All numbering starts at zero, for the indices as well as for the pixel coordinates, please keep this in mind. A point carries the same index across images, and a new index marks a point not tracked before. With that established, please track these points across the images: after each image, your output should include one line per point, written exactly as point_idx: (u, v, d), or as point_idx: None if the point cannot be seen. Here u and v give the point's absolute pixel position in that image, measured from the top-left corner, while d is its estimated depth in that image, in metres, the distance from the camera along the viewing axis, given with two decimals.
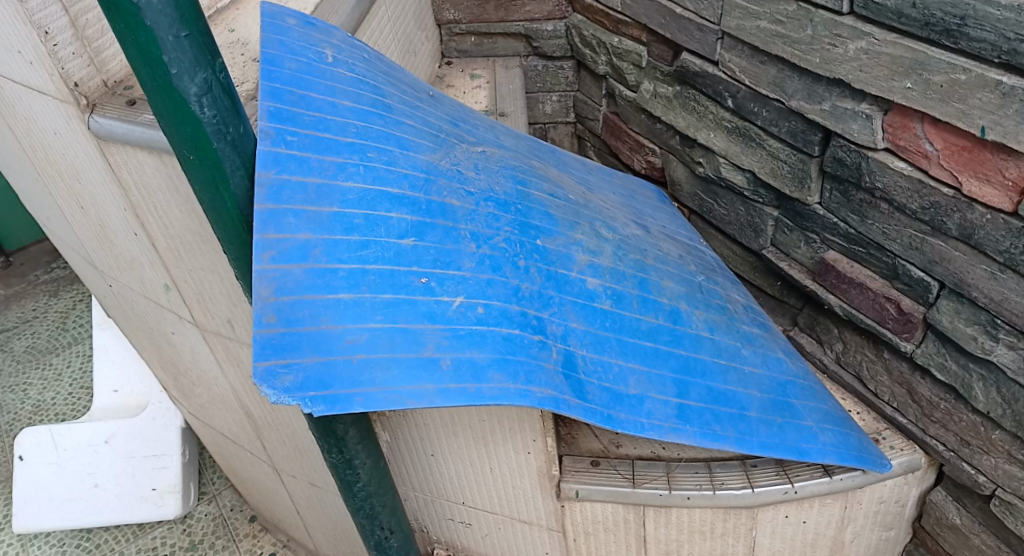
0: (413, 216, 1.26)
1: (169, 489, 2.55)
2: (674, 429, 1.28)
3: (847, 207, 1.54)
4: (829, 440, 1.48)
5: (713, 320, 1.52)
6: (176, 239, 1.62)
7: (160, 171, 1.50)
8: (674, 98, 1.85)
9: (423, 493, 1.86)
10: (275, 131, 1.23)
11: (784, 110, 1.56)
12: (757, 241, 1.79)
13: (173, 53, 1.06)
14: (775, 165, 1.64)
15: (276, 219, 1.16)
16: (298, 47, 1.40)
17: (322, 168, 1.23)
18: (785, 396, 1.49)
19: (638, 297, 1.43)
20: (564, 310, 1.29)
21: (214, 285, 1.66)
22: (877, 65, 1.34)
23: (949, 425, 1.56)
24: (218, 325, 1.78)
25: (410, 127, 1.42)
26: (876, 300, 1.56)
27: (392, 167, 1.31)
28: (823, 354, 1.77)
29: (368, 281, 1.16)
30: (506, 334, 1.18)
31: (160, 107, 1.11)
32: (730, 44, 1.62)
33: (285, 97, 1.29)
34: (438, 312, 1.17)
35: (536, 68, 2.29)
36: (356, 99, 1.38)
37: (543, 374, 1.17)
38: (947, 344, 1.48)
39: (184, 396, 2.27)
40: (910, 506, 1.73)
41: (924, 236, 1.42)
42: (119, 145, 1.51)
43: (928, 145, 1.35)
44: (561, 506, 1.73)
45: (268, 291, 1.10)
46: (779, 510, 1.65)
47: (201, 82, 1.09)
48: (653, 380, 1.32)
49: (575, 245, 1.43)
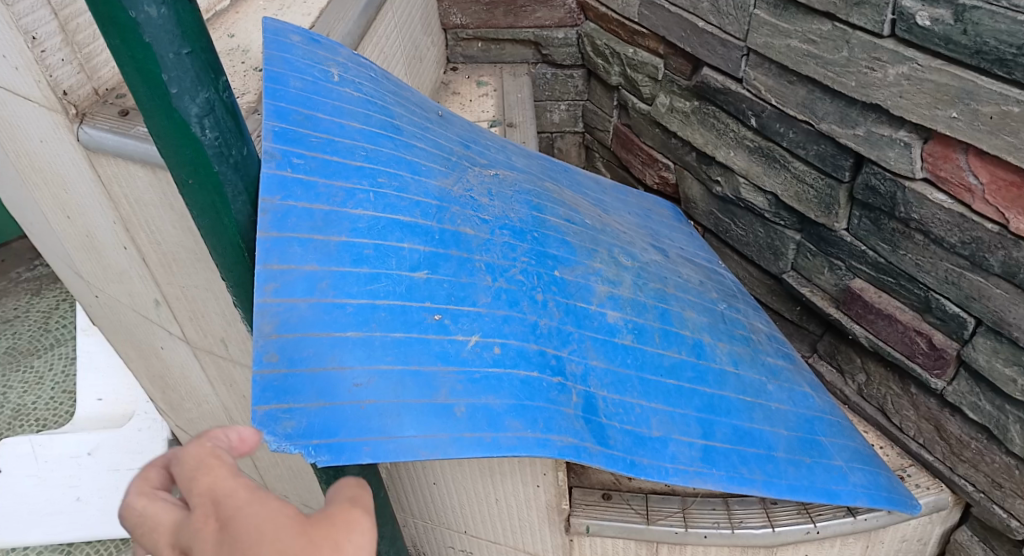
0: (425, 246, 1.17)
1: None
2: (699, 474, 1.21)
3: (877, 236, 1.48)
4: (858, 480, 1.41)
5: (736, 353, 1.43)
6: (169, 256, 1.53)
7: (154, 186, 1.41)
8: (692, 114, 1.78)
9: (424, 520, 1.78)
10: (280, 154, 1.14)
11: (812, 132, 1.49)
12: (777, 265, 1.73)
13: (174, 71, 0.97)
14: (800, 189, 1.58)
15: (281, 247, 1.08)
16: (302, 64, 1.29)
17: (330, 194, 1.14)
18: (812, 433, 1.42)
19: (660, 330, 1.34)
20: (584, 347, 1.21)
21: (209, 304, 1.57)
22: (919, 92, 1.26)
23: (980, 465, 1.51)
24: (210, 344, 1.69)
25: (422, 151, 1.31)
26: (905, 333, 1.50)
27: (403, 193, 1.21)
28: (844, 385, 1.72)
29: (377, 317, 1.08)
30: (523, 377, 1.11)
31: (157, 129, 1.02)
32: (755, 61, 1.55)
33: (290, 117, 1.19)
34: (451, 353, 1.09)
35: (544, 76, 2.20)
36: (364, 120, 1.28)
37: (562, 420, 1.10)
38: (981, 383, 1.44)
39: (172, 411, 2.17)
40: (932, 544, 1.69)
41: (961, 271, 1.36)
42: (110, 158, 1.41)
43: (971, 178, 1.28)
44: (570, 540, 1.65)
45: (270, 327, 1.03)
46: (798, 549, 1.59)
47: (203, 102, 1.01)
48: (676, 421, 1.25)
49: (594, 275, 1.32)
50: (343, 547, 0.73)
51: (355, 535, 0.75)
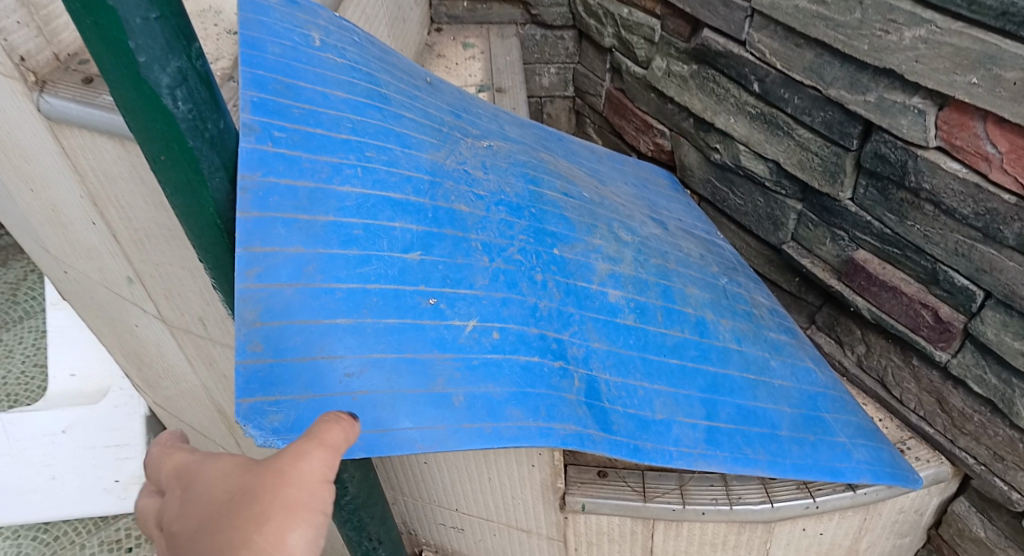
0: (417, 225, 1.10)
1: (134, 481, 2.25)
2: (703, 457, 1.15)
3: (884, 206, 1.42)
4: (863, 458, 1.32)
5: (739, 329, 1.36)
6: (141, 231, 1.44)
7: (123, 159, 1.32)
8: (690, 78, 1.71)
9: (413, 498, 1.73)
10: (260, 126, 1.05)
11: (819, 98, 1.43)
12: (776, 235, 1.68)
13: (141, 38, 0.89)
14: (804, 157, 1.51)
15: (263, 228, 0.99)
16: (281, 28, 1.20)
17: (315, 170, 1.06)
18: (815, 410, 1.34)
19: (663, 308, 1.27)
20: (585, 328, 1.15)
21: (185, 281, 1.49)
22: (937, 57, 1.21)
23: (981, 439, 1.46)
24: (188, 323, 1.61)
25: (412, 122, 1.23)
26: (910, 306, 1.45)
27: (393, 168, 1.14)
28: (843, 357, 1.66)
29: (368, 303, 1.01)
30: (524, 363, 1.05)
31: (125, 101, 0.93)
32: (760, 23, 1.48)
33: (270, 86, 1.10)
34: (448, 339, 1.03)
35: (533, 37, 2.11)
36: (350, 89, 1.19)
37: (565, 407, 1.04)
38: (988, 356, 1.39)
39: (148, 387, 2.08)
40: (928, 514, 1.64)
41: (973, 243, 1.31)
42: (74, 129, 1.32)
43: (989, 147, 1.23)
44: (564, 518, 1.60)
45: (253, 315, 0.96)
46: (796, 523, 1.54)
47: (174, 72, 0.92)
48: (679, 402, 1.18)
49: (594, 253, 1.26)
50: (288, 473, 0.72)
51: (304, 459, 0.74)
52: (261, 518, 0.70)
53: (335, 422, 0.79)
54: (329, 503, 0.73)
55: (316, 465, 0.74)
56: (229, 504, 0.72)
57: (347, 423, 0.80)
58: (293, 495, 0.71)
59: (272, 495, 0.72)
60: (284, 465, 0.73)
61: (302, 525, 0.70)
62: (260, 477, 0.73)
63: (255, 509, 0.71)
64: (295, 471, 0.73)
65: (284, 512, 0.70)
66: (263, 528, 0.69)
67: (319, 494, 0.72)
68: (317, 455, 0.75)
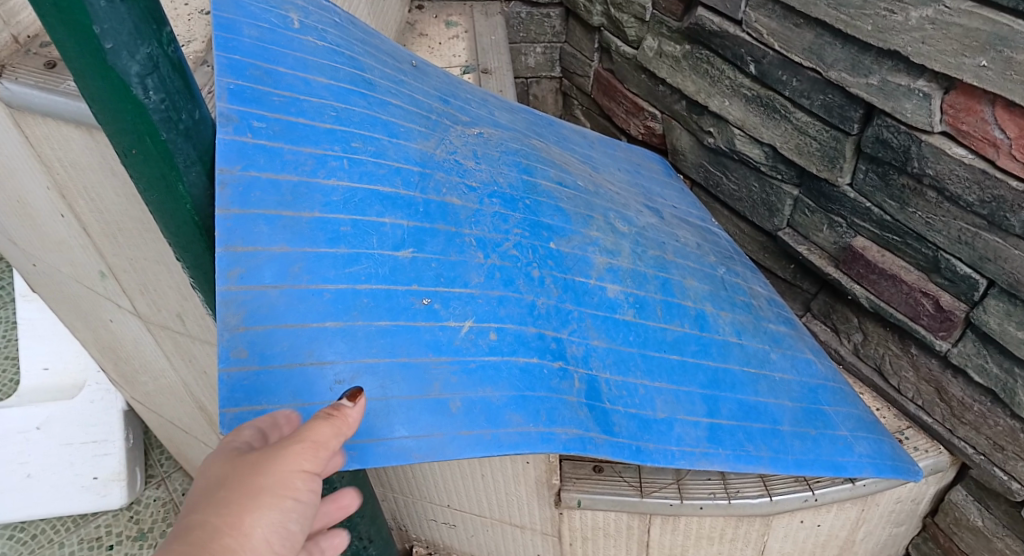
0: (408, 220, 1.04)
1: (114, 477, 2.20)
2: (706, 455, 1.11)
3: (884, 192, 1.38)
4: (864, 451, 1.29)
5: (739, 321, 1.32)
6: (113, 225, 1.37)
7: (91, 149, 1.24)
8: (683, 59, 1.65)
9: (404, 495, 1.69)
10: (238, 116, 0.99)
11: (818, 80, 1.38)
12: (771, 221, 1.64)
13: (107, 22, 0.82)
14: (801, 141, 1.47)
15: (245, 226, 0.94)
16: (257, 10, 1.13)
17: (299, 163, 1.00)
18: (816, 403, 1.30)
19: (662, 302, 1.23)
20: (584, 326, 1.11)
21: (161, 277, 1.43)
22: (945, 38, 1.16)
23: (981, 428, 1.44)
24: (165, 319, 1.54)
25: (399, 109, 1.17)
26: (910, 294, 1.42)
27: (381, 160, 1.08)
28: (839, 345, 1.63)
29: (359, 304, 0.96)
30: (523, 365, 1.00)
31: (91, 91, 0.86)
32: (757, 2, 1.43)
33: (248, 72, 1.03)
34: (443, 342, 0.98)
35: (518, 15, 2.05)
36: (333, 75, 1.13)
37: (566, 410, 1.00)
38: (989, 345, 1.36)
39: (126, 383, 2.01)
40: (925, 503, 1.63)
41: (977, 230, 1.27)
42: (37, 118, 1.24)
43: (997, 132, 1.19)
44: (559, 513, 1.56)
45: (236, 319, 0.91)
46: (794, 516, 1.52)
47: (145, 59, 0.85)
48: (681, 400, 1.14)
49: (591, 245, 1.21)
50: (265, 465, 0.76)
51: (284, 453, 0.77)
52: (229, 502, 0.74)
53: (325, 420, 0.80)
54: (299, 491, 0.76)
55: (293, 461, 0.77)
56: (204, 486, 0.76)
57: (337, 421, 0.81)
58: (264, 485, 0.75)
59: (244, 483, 0.75)
60: (261, 457, 0.76)
61: (267, 512, 0.74)
62: (237, 464, 0.76)
63: (224, 493, 0.74)
64: (270, 463, 0.76)
65: (249, 500, 0.74)
66: (226, 512, 0.73)
67: (291, 483, 0.76)
68: (296, 453, 0.77)
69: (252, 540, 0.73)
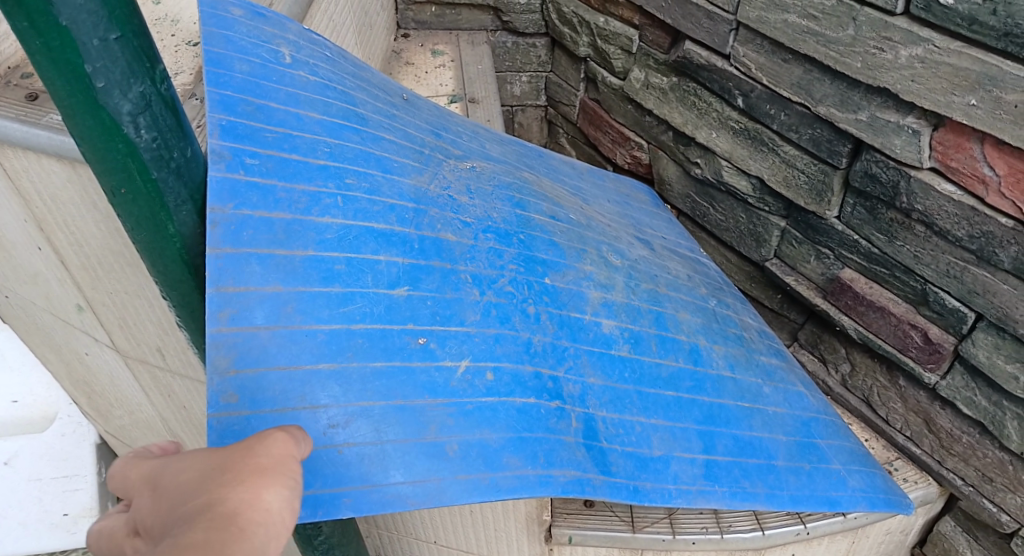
0: (403, 258, 1.03)
1: (85, 514, 2.02)
2: (702, 493, 1.09)
3: (873, 226, 1.39)
4: (857, 484, 1.28)
5: (732, 355, 1.31)
6: (93, 258, 1.34)
7: (73, 182, 1.22)
8: (670, 90, 1.66)
9: (389, 530, 1.66)
10: (230, 153, 0.97)
11: (807, 115, 1.39)
12: (758, 252, 1.64)
13: (99, 61, 0.80)
14: (788, 174, 1.48)
15: (236, 266, 0.92)
16: (248, 44, 1.11)
17: (292, 201, 0.99)
18: (809, 437, 1.30)
19: (656, 337, 1.22)
20: (580, 363, 1.09)
21: (144, 310, 1.40)
22: (934, 76, 1.18)
23: (970, 460, 1.44)
24: (144, 353, 1.51)
25: (391, 144, 1.16)
26: (899, 327, 1.42)
27: (375, 196, 1.06)
28: (827, 375, 1.64)
29: (353, 345, 0.94)
30: (520, 405, 0.99)
31: (80, 130, 0.84)
32: (745, 36, 1.44)
33: (239, 108, 1.02)
34: (439, 383, 0.96)
35: (504, 44, 2.07)
36: (325, 110, 1.12)
37: (563, 451, 0.98)
38: (978, 378, 1.36)
39: (100, 416, 1.96)
40: (913, 534, 1.64)
41: (965, 265, 1.28)
42: (17, 150, 1.21)
43: (986, 169, 1.20)
44: (550, 549, 1.55)
45: (227, 362, 0.88)
46: (786, 549, 1.52)
47: (137, 97, 0.84)
48: (677, 436, 1.12)
49: (585, 280, 1.20)
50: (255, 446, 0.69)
51: (269, 438, 0.71)
52: (234, 482, 0.65)
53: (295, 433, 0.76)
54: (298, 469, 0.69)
55: (282, 443, 0.71)
56: (196, 481, 0.67)
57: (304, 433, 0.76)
58: (266, 462, 0.68)
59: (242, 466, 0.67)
60: (249, 442, 0.70)
61: (276, 486, 0.66)
62: (225, 450, 0.69)
63: (227, 474, 0.66)
64: (260, 443, 0.69)
65: (256, 477, 0.66)
66: (235, 488, 0.65)
67: (289, 460, 0.69)
68: (282, 436, 0.72)
69: (274, 512, 0.64)
